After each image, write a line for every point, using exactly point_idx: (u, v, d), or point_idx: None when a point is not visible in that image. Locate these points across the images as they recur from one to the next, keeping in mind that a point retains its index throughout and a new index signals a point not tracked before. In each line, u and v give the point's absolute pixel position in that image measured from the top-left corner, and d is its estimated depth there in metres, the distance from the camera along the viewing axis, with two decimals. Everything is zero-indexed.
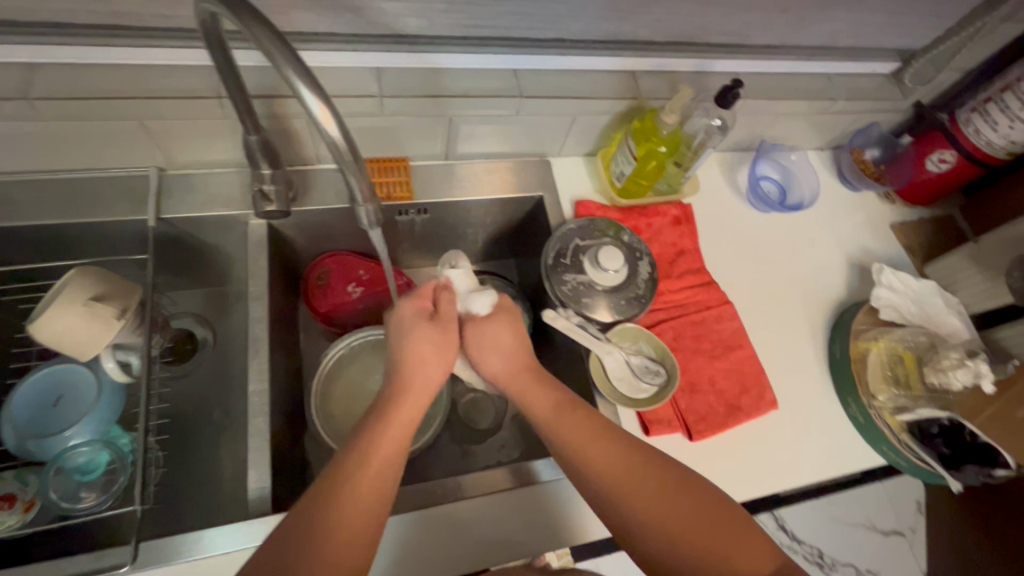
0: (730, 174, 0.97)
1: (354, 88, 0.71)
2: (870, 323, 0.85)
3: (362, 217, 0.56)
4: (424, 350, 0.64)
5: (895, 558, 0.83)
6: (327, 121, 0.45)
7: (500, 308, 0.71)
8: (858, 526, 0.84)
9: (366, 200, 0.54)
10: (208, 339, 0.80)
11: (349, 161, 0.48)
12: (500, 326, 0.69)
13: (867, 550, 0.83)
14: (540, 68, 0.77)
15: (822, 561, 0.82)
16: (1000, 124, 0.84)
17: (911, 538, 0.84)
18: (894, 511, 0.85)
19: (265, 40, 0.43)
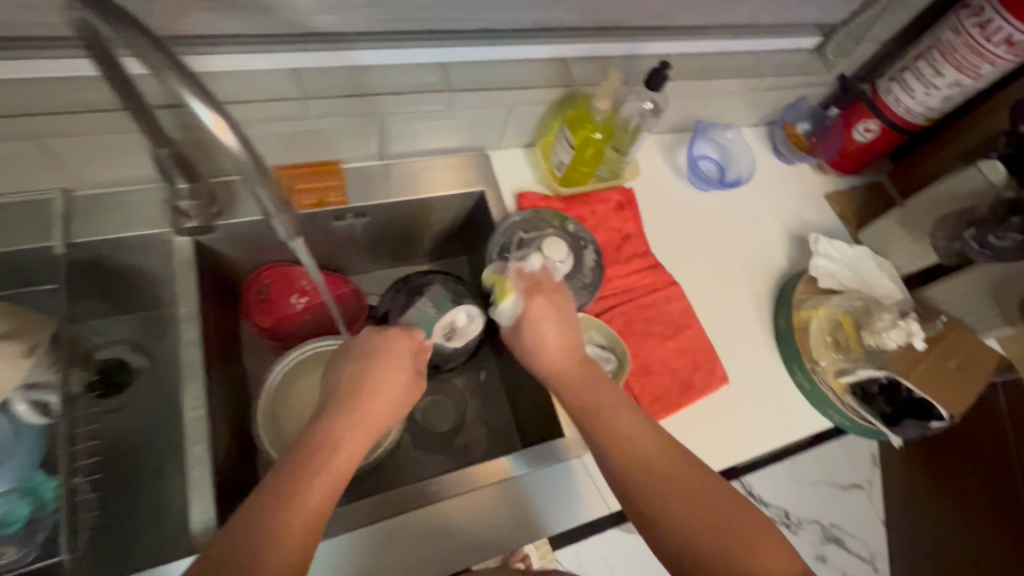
0: (670, 156, 0.98)
1: (273, 92, 0.67)
2: (811, 291, 0.88)
3: (278, 229, 0.54)
4: (377, 377, 0.60)
5: (855, 510, 0.84)
6: (225, 132, 0.43)
7: (533, 306, 0.67)
8: (821, 483, 0.84)
9: (279, 212, 0.53)
10: (145, 366, 0.78)
11: (253, 171, 0.46)
12: (543, 321, 0.67)
13: (831, 506, 0.83)
14: (468, 61, 0.75)
15: (789, 521, 0.81)
16: (916, 92, 0.87)
17: (869, 490, 0.85)
18: (852, 464, 0.86)
19: (152, 57, 0.40)
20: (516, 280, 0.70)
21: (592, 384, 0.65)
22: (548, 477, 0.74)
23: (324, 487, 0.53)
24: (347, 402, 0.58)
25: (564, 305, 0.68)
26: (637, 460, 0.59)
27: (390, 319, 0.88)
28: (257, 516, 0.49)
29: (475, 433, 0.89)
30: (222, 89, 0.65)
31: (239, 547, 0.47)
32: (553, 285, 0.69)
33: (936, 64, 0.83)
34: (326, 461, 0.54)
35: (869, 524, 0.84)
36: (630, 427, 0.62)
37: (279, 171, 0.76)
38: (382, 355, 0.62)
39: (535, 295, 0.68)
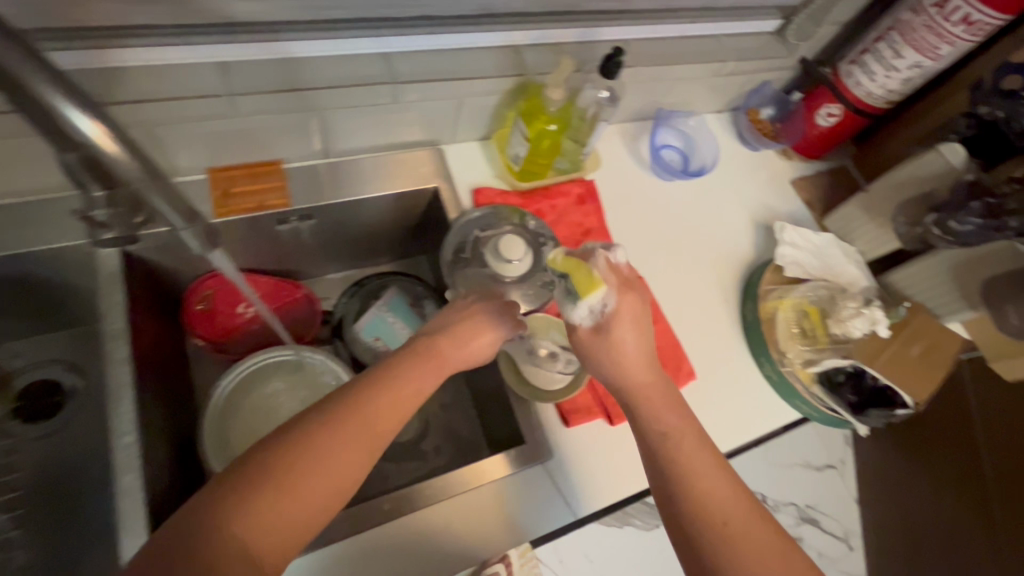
0: (632, 145, 0.95)
1: (196, 86, 0.62)
2: (776, 281, 0.86)
3: (187, 239, 0.54)
4: (444, 347, 0.61)
5: (829, 490, 0.83)
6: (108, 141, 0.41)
7: (626, 305, 0.59)
8: (795, 466, 0.82)
9: (186, 223, 0.52)
10: (80, 388, 0.75)
11: (146, 179, 0.45)
12: (627, 323, 0.60)
13: (806, 487, 0.82)
14: (412, 50, 0.71)
15: (766, 504, 0.79)
16: (877, 74, 0.86)
17: (841, 469, 0.85)
18: (823, 445, 0.85)
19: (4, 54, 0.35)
20: (603, 272, 0.60)
21: (672, 409, 0.58)
22: (512, 486, 0.71)
23: (384, 421, 0.52)
24: (430, 348, 0.60)
25: (648, 311, 0.61)
26: (711, 508, 0.53)
27: (345, 325, 0.84)
28: (317, 425, 0.49)
29: (440, 440, 0.86)
30: (139, 85, 0.60)
31: (289, 446, 0.47)
32: (641, 287, 0.62)
33: (896, 45, 0.82)
34: (394, 397, 0.54)
35: (840, 503, 0.84)
36: (707, 469, 0.55)
37: (211, 173, 0.71)
38: (477, 318, 0.65)
39: (624, 291, 0.60)
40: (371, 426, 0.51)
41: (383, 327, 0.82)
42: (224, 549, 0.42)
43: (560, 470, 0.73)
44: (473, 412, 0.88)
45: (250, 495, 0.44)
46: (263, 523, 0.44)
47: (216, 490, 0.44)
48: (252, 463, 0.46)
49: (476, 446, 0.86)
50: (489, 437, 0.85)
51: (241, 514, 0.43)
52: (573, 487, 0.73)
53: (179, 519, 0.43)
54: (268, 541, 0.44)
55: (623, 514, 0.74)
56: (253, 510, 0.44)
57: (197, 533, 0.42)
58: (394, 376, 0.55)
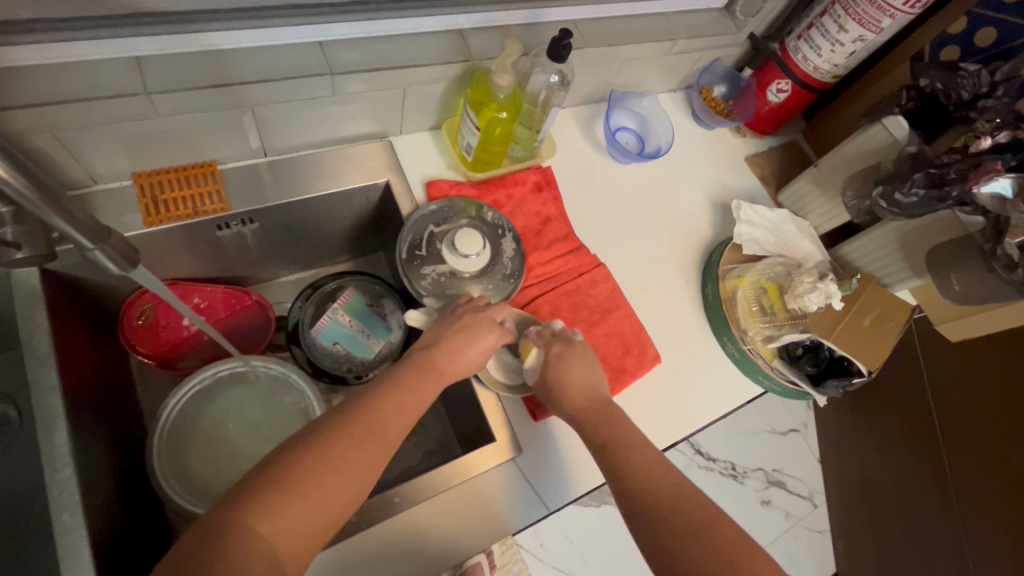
0: (587, 128, 0.93)
1: (110, 86, 0.56)
2: (735, 259, 0.87)
3: (104, 261, 0.48)
4: (444, 354, 0.61)
5: (793, 452, 0.99)
6: None
7: (554, 355, 0.67)
8: (761, 433, 0.97)
9: (98, 241, 0.46)
10: (14, 419, 0.69)
11: (39, 199, 0.41)
12: (564, 370, 0.66)
13: (773, 452, 0.98)
14: (349, 38, 0.67)
15: (735, 471, 0.97)
16: (822, 49, 0.87)
17: (804, 432, 1.00)
18: (789, 413, 0.99)
19: None
20: (534, 338, 0.70)
21: (608, 420, 0.63)
22: (482, 486, 0.70)
23: (388, 426, 0.52)
24: (426, 356, 0.60)
25: (583, 353, 0.68)
26: (676, 506, 0.54)
27: (300, 330, 0.80)
28: (325, 431, 0.49)
29: (410, 441, 0.84)
30: (39, 86, 0.54)
31: (298, 451, 0.47)
32: (569, 340, 0.69)
33: (840, 19, 0.83)
34: (394, 404, 0.54)
35: (803, 458, 1.00)
36: (664, 469, 0.57)
37: (135, 179, 0.66)
38: (468, 323, 0.64)
39: (552, 343, 0.68)
40: (375, 438, 0.50)
41: (341, 331, 0.80)
42: (242, 555, 0.41)
43: (529, 466, 0.72)
44: (441, 410, 0.86)
45: (264, 500, 0.44)
46: (279, 530, 0.43)
47: (231, 499, 0.44)
48: (262, 471, 0.46)
49: (447, 444, 0.85)
50: (459, 435, 0.83)
51: (257, 519, 0.43)
52: (542, 482, 0.72)
53: (194, 531, 0.42)
54: (285, 548, 0.43)
55: (601, 495, 0.85)
56: (266, 515, 0.43)
57: (213, 540, 0.41)
58: (395, 386, 0.55)
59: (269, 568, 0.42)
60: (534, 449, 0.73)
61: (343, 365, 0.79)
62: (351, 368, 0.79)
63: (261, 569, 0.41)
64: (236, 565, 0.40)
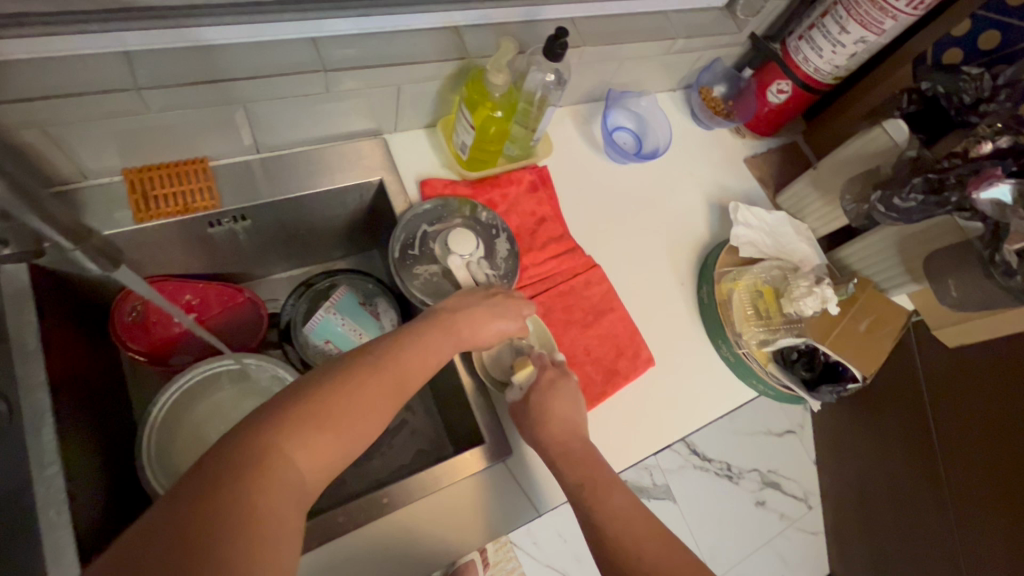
0: (585, 127, 0.92)
1: (99, 81, 0.55)
2: (731, 262, 0.86)
3: (82, 261, 0.49)
4: (469, 319, 0.61)
5: (791, 450, 1.19)
6: None
7: (546, 379, 0.68)
8: (756, 433, 1.17)
9: None
10: None
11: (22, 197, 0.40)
12: (551, 398, 0.66)
13: (769, 454, 1.17)
14: (344, 35, 0.66)
15: (731, 472, 1.15)
16: (824, 49, 0.86)
17: (799, 432, 1.20)
18: (786, 417, 1.20)
19: None
20: (535, 356, 0.71)
21: (588, 462, 0.63)
22: (471, 487, 0.70)
23: (412, 381, 0.53)
24: (452, 318, 0.60)
25: (574, 389, 0.68)
26: (647, 548, 0.56)
27: (292, 328, 0.80)
28: (355, 373, 0.49)
29: (402, 439, 0.84)
30: (26, 78, 0.53)
31: (332, 388, 0.47)
32: (562, 372, 0.69)
33: (842, 20, 0.82)
34: (418, 360, 0.54)
35: (799, 459, 1.19)
36: (628, 509, 0.59)
37: (125, 174, 0.65)
38: (501, 303, 0.65)
39: (548, 368, 0.69)
40: (400, 389, 0.51)
41: (333, 330, 0.79)
42: (279, 481, 0.41)
43: (518, 468, 0.72)
44: (432, 409, 0.86)
45: (300, 432, 0.43)
46: (310, 462, 0.43)
47: (257, 426, 0.43)
48: (295, 401, 0.45)
49: (439, 443, 0.85)
50: (450, 435, 0.83)
51: (292, 449, 0.43)
52: (531, 485, 0.72)
53: (214, 449, 0.41)
54: (310, 481, 0.43)
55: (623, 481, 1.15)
56: (301, 446, 0.43)
57: (252, 462, 0.40)
58: (421, 340, 0.56)
59: (298, 498, 0.42)
60: (523, 452, 0.72)
61: None
62: None
63: (291, 499, 0.41)
64: (270, 491, 0.40)
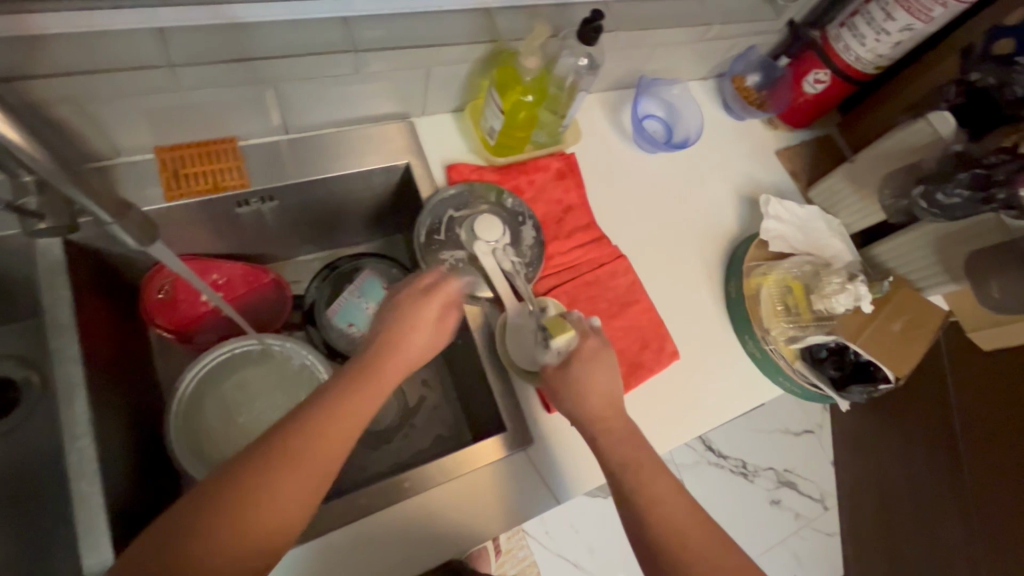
0: (614, 115, 0.91)
1: (133, 58, 0.56)
2: (761, 256, 0.84)
3: (124, 237, 0.49)
4: (397, 354, 0.57)
5: (807, 452, 1.30)
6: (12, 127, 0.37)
7: (588, 349, 0.64)
8: (774, 432, 1.29)
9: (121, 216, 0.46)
10: (36, 384, 0.70)
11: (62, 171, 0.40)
12: (591, 365, 0.63)
13: (788, 454, 1.28)
14: (375, 15, 0.65)
15: (746, 469, 1.25)
16: (867, 38, 0.83)
17: (817, 433, 1.31)
18: (804, 417, 1.31)
19: None
20: (573, 322, 0.66)
21: (633, 442, 0.61)
22: (490, 476, 0.69)
23: (329, 433, 0.50)
24: (376, 356, 0.56)
25: (612, 360, 0.64)
26: (684, 539, 0.57)
27: (317, 310, 0.81)
28: (263, 447, 0.48)
29: (422, 423, 0.84)
30: (63, 55, 0.54)
31: (238, 464, 0.47)
32: (600, 341, 0.64)
33: (887, 6, 0.79)
34: (343, 414, 0.51)
35: (816, 459, 1.30)
36: (665, 488, 0.59)
37: (159, 152, 0.66)
38: (422, 327, 0.59)
39: (589, 335, 0.65)
40: (313, 448, 0.49)
41: (358, 314, 0.80)
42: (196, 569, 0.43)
43: (539, 455, 0.72)
44: (452, 395, 0.86)
45: (205, 518, 0.45)
46: (229, 542, 0.45)
47: (170, 516, 0.45)
48: (205, 485, 0.46)
49: (459, 430, 0.84)
50: (469, 422, 0.83)
51: (199, 537, 0.44)
52: (552, 474, 0.72)
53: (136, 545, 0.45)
54: (240, 556, 0.45)
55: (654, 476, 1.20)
56: (210, 532, 0.44)
57: (164, 556, 0.43)
58: (344, 390, 0.52)
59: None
60: (545, 438, 0.72)
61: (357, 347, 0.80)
62: None
63: None
64: None
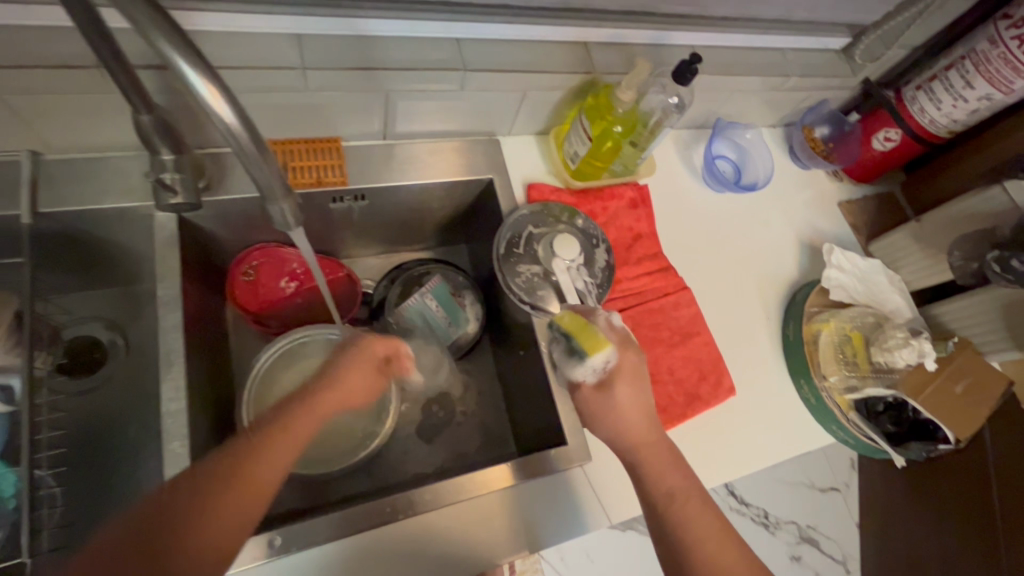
0: (686, 152, 0.94)
1: (273, 59, 0.61)
2: (822, 303, 0.86)
3: (277, 216, 0.50)
4: (327, 388, 0.57)
5: (832, 510, 1.06)
6: (220, 103, 0.39)
7: (626, 364, 0.62)
8: (800, 484, 1.06)
9: (279, 197, 0.48)
10: (121, 346, 0.73)
11: (252, 151, 0.42)
12: (625, 381, 0.62)
13: (805, 508, 1.05)
14: (483, 38, 0.70)
15: (768, 520, 1.04)
16: (943, 102, 0.84)
17: (846, 491, 1.07)
18: (831, 470, 1.07)
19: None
20: (604, 331, 0.64)
21: (679, 469, 0.61)
22: (545, 489, 0.71)
23: (255, 472, 0.50)
24: (309, 390, 0.56)
25: (646, 371, 0.64)
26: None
27: (385, 308, 0.84)
28: (185, 485, 0.48)
29: (472, 430, 0.86)
30: (214, 52, 0.60)
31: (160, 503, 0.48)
32: (632, 354, 0.64)
33: (967, 75, 0.80)
34: (253, 455, 0.51)
35: (843, 523, 1.06)
36: (710, 523, 0.58)
37: (273, 146, 0.71)
38: (356, 360, 0.60)
39: (625, 348, 0.63)
40: (242, 484, 0.49)
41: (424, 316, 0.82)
42: None
43: (595, 473, 0.73)
44: (502, 406, 0.88)
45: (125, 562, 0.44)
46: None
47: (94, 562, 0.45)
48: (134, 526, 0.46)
49: (506, 441, 0.86)
50: (517, 433, 0.85)
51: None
52: (606, 492, 0.73)
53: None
54: None
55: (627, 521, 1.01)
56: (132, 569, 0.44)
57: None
58: (256, 442, 0.51)
59: None
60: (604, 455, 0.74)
61: (421, 347, 0.83)
62: (428, 351, 0.83)
63: None
64: None
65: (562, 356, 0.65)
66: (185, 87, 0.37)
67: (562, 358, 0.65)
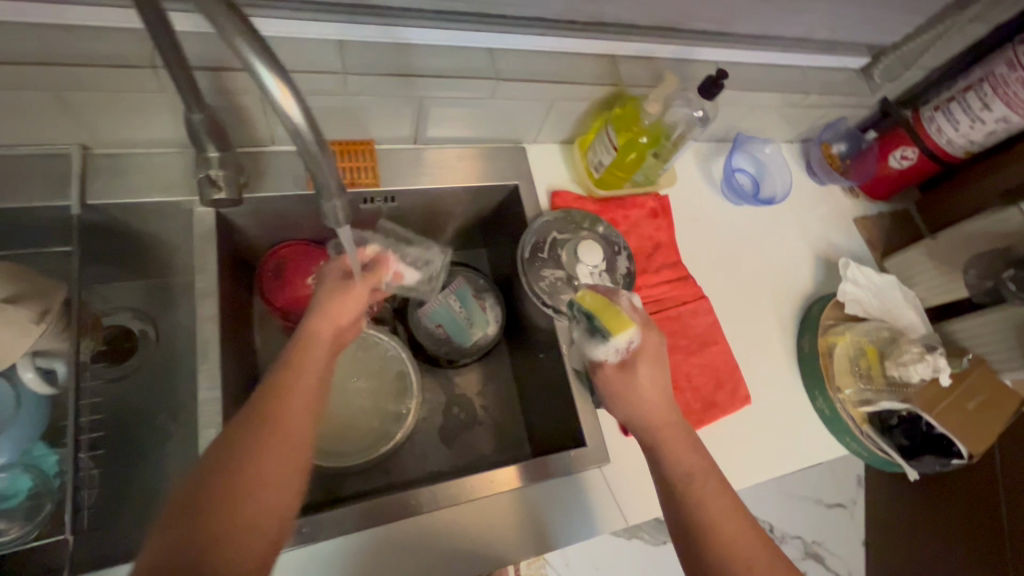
0: (705, 165, 0.96)
1: (316, 64, 0.64)
2: (838, 316, 0.87)
3: (330, 213, 0.51)
4: (325, 317, 0.60)
5: (833, 524, 1.12)
6: (287, 101, 0.41)
7: (648, 343, 0.65)
8: (805, 499, 1.12)
9: (337, 193, 0.49)
10: (151, 337, 0.74)
11: (313, 149, 0.44)
12: (645, 357, 0.65)
13: (810, 523, 1.11)
14: (515, 49, 0.72)
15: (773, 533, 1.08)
16: (961, 123, 0.86)
17: (847, 506, 1.12)
18: (835, 485, 1.13)
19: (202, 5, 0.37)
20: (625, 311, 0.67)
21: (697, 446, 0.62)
22: (562, 490, 0.72)
23: (290, 409, 0.52)
24: (306, 322, 0.59)
25: (662, 345, 0.67)
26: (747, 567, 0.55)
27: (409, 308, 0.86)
28: (231, 442, 0.49)
29: (488, 431, 0.87)
30: None
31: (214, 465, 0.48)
32: (648, 329, 0.66)
33: (985, 97, 0.82)
34: (281, 391, 0.53)
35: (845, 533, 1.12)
36: (727, 502, 0.58)
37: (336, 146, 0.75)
38: (341, 288, 0.63)
39: (645, 329, 0.66)
40: (284, 425, 0.51)
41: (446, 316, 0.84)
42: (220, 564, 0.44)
43: (612, 476, 0.74)
44: (518, 409, 0.90)
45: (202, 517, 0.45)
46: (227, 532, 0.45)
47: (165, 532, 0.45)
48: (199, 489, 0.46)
49: (522, 442, 0.88)
50: (533, 435, 0.86)
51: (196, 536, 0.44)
52: (623, 495, 0.74)
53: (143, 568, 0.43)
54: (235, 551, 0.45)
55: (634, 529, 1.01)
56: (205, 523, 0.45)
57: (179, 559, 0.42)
58: (278, 384, 0.53)
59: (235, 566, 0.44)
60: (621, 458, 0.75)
61: (442, 346, 0.85)
62: (449, 351, 0.85)
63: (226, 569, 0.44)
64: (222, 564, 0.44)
65: (586, 338, 0.68)
66: (257, 86, 0.40)
67: (586, 340, 0.68)
